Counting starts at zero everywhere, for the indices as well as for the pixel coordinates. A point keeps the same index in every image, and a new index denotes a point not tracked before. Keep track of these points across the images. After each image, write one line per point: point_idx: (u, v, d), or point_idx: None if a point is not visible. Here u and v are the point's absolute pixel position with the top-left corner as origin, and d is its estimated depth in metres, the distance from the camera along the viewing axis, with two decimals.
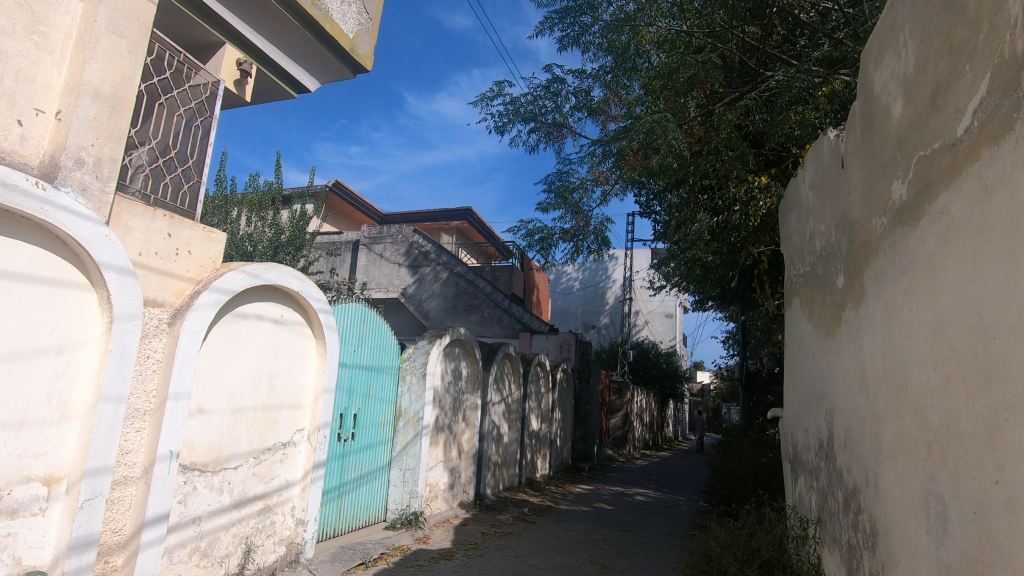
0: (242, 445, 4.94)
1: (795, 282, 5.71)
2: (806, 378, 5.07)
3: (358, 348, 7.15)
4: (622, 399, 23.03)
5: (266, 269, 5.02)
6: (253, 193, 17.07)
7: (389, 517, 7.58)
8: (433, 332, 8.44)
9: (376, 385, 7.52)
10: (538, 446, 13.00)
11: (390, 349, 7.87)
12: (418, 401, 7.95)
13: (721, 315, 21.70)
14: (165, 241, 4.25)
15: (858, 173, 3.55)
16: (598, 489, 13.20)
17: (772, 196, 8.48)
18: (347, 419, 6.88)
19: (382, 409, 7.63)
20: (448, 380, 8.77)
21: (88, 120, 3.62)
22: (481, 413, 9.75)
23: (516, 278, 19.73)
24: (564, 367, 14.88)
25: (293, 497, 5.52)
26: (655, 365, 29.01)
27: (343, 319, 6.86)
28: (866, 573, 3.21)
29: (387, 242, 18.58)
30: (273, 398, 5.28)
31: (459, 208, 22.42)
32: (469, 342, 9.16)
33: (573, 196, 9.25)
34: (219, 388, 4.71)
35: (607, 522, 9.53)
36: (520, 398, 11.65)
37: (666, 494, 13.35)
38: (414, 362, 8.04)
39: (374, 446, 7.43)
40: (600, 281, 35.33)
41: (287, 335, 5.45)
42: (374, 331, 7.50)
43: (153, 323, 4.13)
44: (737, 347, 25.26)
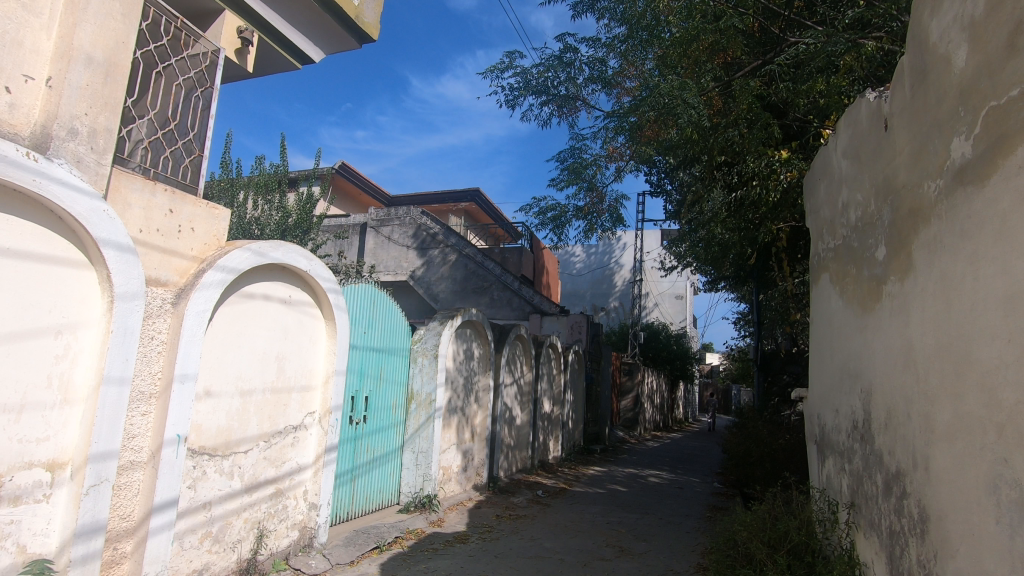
0: (252, 429, 4.80)
1: (823, 257, 5.46)
2: (837, 357, 4.85)
3: (368, 329, 6.99)
4: (633, 381, 22.92)
5: (272, 247, 4.84)
6: (260, 176, 16.90)
7: (403, 500, 7.49)
8: (445, 313, 8.26)
9: (388, 368, 7.38)
10: (550, 428, 12.89)
11: (401, 331, 7.72)
12: (430, 383, 7.81)
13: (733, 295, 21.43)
14: (166, 217, 4.06)
15: (904, 135, 3.30)
16: (611, 470, 13.10)
17: (794, 169, 8.23)
18: (359, 402, 6.75)
19: (394, 391, 7.51)
20: (460, 362, 8.63)
21: (81, 88, 3.41)
22: (494, 396, 9.61)
23: (525, 259, 19.50)
24: (576, 349, 14.71)
25: (306, 481, 5.41)
26: (665, 347, 28.85)
27: (353, 300, 6.70)
28: (913, 561, 3.01)
29: (395, 225, 18.38)
30: (282, 380, 5.14)
31: (466, 189, 22.16)
32: (481, 324, 8.99)
33: (587, 172, 8.98)
34: (227, 370, 4.56)
35: (621, 504, 9.41)
36: (532, 380, 11.51)
37: (680, 476, 13.25)
38: (425, 344, 7.90)
39: (386, 429, 7.31)
40: (609, 264, 35.07)
41: (296, 316, 5.29)
42: (385, 313, 7.34)
43: (157, 302, 3.97)
44: (749, 328, 25.01)
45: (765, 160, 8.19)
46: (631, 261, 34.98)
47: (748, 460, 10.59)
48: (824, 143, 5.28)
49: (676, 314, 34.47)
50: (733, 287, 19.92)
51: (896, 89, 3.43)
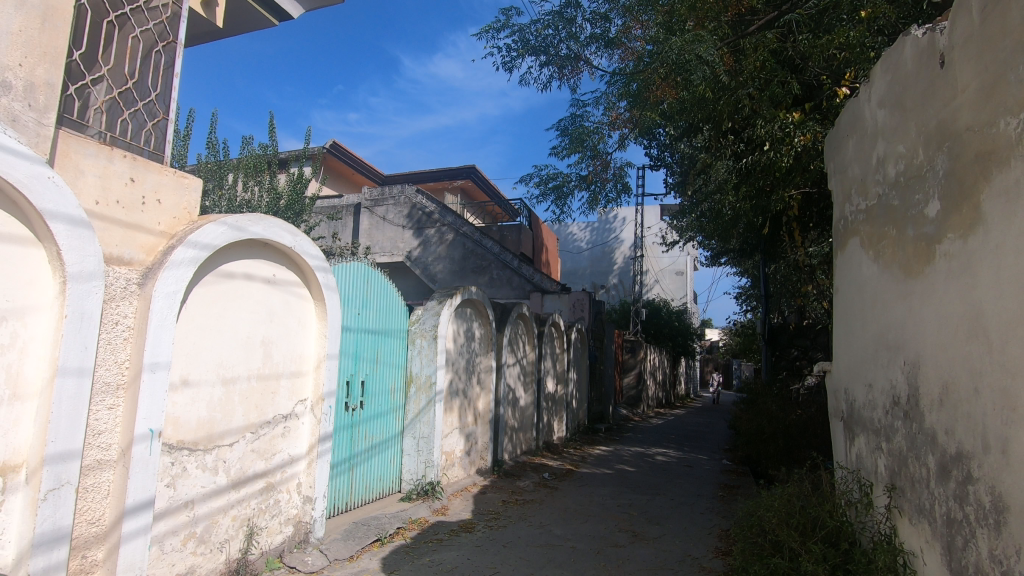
0: (237, 420, 4.42)
1: (852, 220, 5.05)
2: (871, 327, 4.47)
3: (362, 311, 6.58)
4: (635, 358, 22.69)
5: (251, 221, 4.39)
6: (248, 157, 16.35)
7: (405, 488, 7.18)
8: (443, 292, 7.85)
9: (384, 350, 6.99)
10: (554, 408, 12.60)
11: (397, 311, 7.32)
12: (429, 365, 7.42)
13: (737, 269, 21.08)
14: (127, 188, 3.61)
15: (969, 70, 2.90)
16: (618, 450, 12.86)
17: (807, 131, 7.74)
18: (355, 386, 6.37)
19: (392, 375, 7.14)
20: (461, 343, 8.25)
21: (12, 35, 2.95)
22: (496, 377, 9.26)
23: (524, 237, 19.05)
24: (579, 327, 14.37)
25: (299, 473, 5.05)
26: (666, 323, 28.62)
27: (344, 279, 6.28)
28: (983, 554, 2.66)
29: (390, 204, 17.87)
30: (269, 366, 4.74)
31: (462, 167, 21.59)
32: (482, 302, 8.59)
33: (590, 140, 8.49)
34: (207, 357, 4.15)
35: (631, 485, 9.14)
36: (535, 359, 11.17)
37: (688, 453, 13.02)
38: (423, 325, 7.50)
39: (384, 415, 6.95)
40: (608, 241, 34.65)
41: (282, 296, 4.87)
42: (379, 293, 6.93)
43: (120, 283, 3.54)
44: (753, 301, 24.73)
45: (777, 124, 7.96)
46: (630, 238, 34.57)
47: (760, 436, 10.31)
48: (855, 94, 4.81)
49: (677, 290, 34.19)
50: (737, 261, 19.56)
51: (957, 17, 3.03)
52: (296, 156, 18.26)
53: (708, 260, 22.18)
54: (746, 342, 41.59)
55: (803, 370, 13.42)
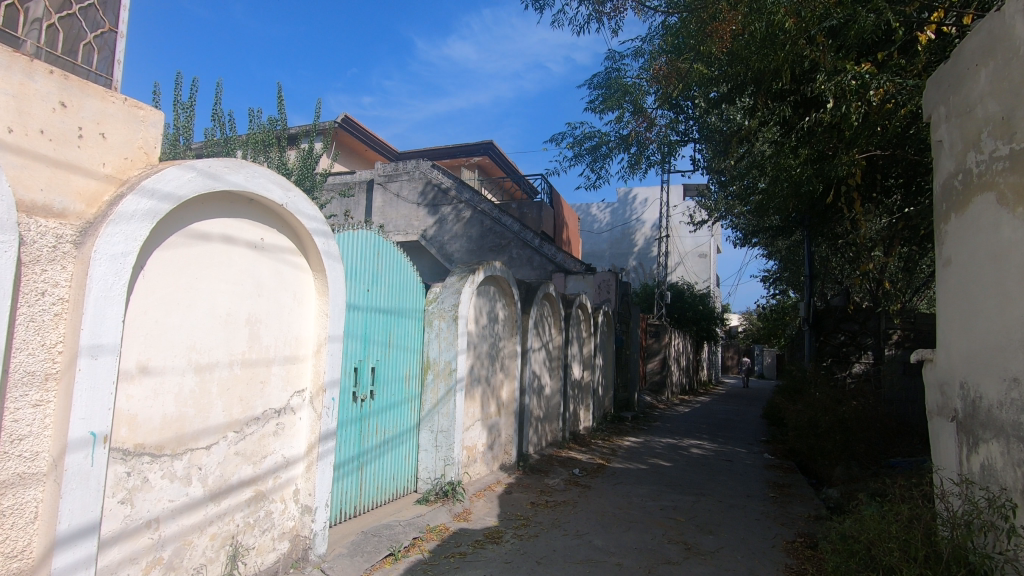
0: (216, 416, 3.57)
1: (979, 171, 4.06)
2: (1019, 303, 3.51)
3: (371, 287, 5.71)
4: (659, 342, 21.78)
5: (231, 168, 3.50)
6: (257, 132, 15.54)
7: (422, 488, 6.37)
8: (464, 267, 6.96)
9: (397, 332, 6.12)
10: (581, 396, 11.72)
11: (411, 288, 6.43)
12: (449, 350, 6.55)
13: (769, 249, 19.98)
14: (55, 114, 2.72)
15: None
16: (649, 440, 12.00)
17: (883, 84, 7.28)
18: (364, 373, 5.53)
19: (406, 361, 6.29)
20: (484, 325, 7.36)
21: None
22: (522, 363, 8.37)
23: (546, 214, 18.07)
24: (606, 309, 13.43)
25: (296, 479, 4.22)
26: (691, 307, 27.57)
27: (350, 249, 5.41)
28: None
29: (404, 180, 16.95)
30: (257, 350, 3.88)
31: (479, 142, 20.64)
32: (506, 280, 7.68)
33: (634, 93, 7.52)
34: (174, 338, 3.29)
35: (670, 482, 8.26)
36: (562, 343, 10.27)
37: (724, 445, 12.13)
38: (442, 304, 6.62)
39: (398, 406, 6.11)
40: (629, 223, 33.56)
41: (272, 265, 3.98)
42: (391, 266, 6.05)
43: (47, 242, 2.68)
44: (783, 284, 23.60)
45: (843, 78, 7.51)
46: (652, 219, 33.44)
47: (813, 429, 9.37)
48: (996, 9, 3.80)
49: (700, 274, 33.06)
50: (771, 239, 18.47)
51: None
52: (307, 130, 17.40)
53: (738, 240, 21.07)
54: (771, 326, 40.38)
55: (850, 357, 12.55)
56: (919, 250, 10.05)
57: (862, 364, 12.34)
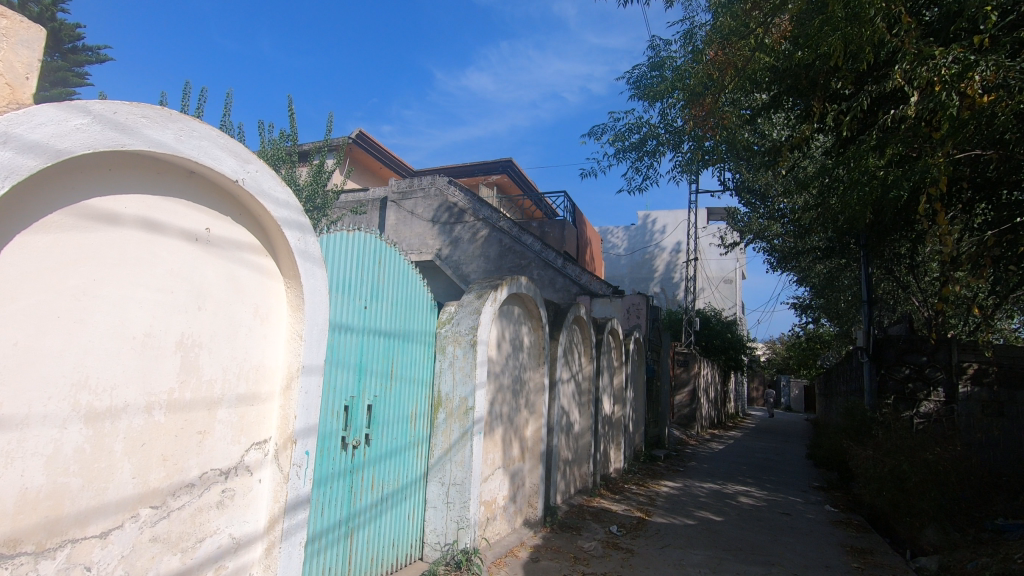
0: (122, 487, 2.40)
1: None
2: None
3: (370, 304, 4.58)
4: (688, 372, 20.31)
5: (153, 120, 2.41)
6: (268, 148, 14.78)
7: (429, 556, 5.11)
8: (484, 283, 5.81)
9: (401, 361, 4.96)
10: (611, 434, 10.40)
11: (419, 307, 5.29)
12: (465, 383, 5.35)
13: (808, 273, 18.62)
14: None
15: None
16: (688, 485, 10.59)
17: (990, 68, 6.09)
18: (357, 413, 4.37)
19: (413, 396, 5.12)
20: (506, 352, 6.16)
21: None
22: (550, 398, 7.11)
23: (568, 234, 16.98)
24: (637, 335, 12.17)
25: (251, 567, 3.01)
26: (718, 335, 26.03)
27: (344, 254, 4.29)
28: None
29: (419, 197, 15.98)
30: (194, 386, 2.72)
31: (498, 159, 19.80)
32: (533, 299, 6.50)
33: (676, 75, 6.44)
34: (47, 371, 2.14)
35: (728, 545, 6.86)
36: (593, 374, 9.02)
37: (775, 492, 10.67)
38: (458, 326, 5.46)
39: (401, 453, 4.92)
40: (649, 246, 32.35)
41: (222, 267, 2.85)
42: (394, 280, 4.93)
43: None
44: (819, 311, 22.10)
45: (920, 68, 6.52)
46: (674, 243, 32.17)
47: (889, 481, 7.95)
48: None
49: (725, 300, 31.58)
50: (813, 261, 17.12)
51: None
52: (319, 146, 16.63)
53: (771, 265, 19.72)
54: (800, 354, 38.48)
55: (917, 395, 10.89)
56: (1003, 275, 8.66)
57: (931, 403, 10.57)
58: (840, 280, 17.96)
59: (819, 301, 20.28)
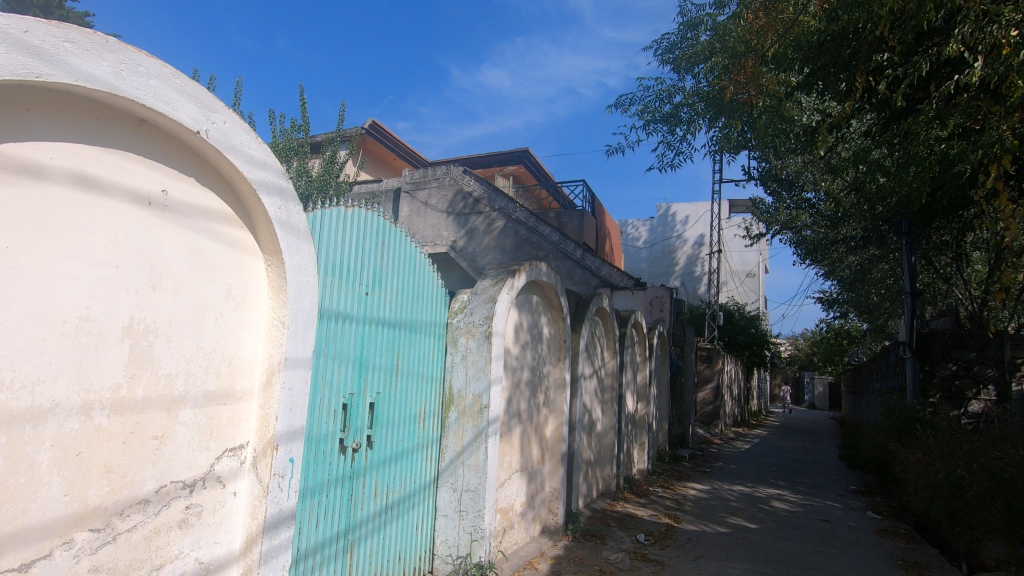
0: (48, 508, 1.92)
1: None
2: None
3: (372, 290, 4.10)
4: (712, 368, 19.61)
5: (81, 48, 1.93)
6: (279, 139, 14.37)
7: (439, 569, 4.63)
8: (500, 269, 5.29)
9: (407, 354, 4.47)
10: (634, 433, 9.82)
11: (428, 295, 4.79)
12: (478, 379, 4.83)
13: (839, 264, 17.78)
14: None
15: None
16: (716, 488, 9.98)
17: None
18: (358, 413, 3.89)
19: (421, 393, 4.62)
20: (524, 344, 5.64)
21: None
22: (571, 395, 6.56)
23: (587, 225, 16.38)
24: (661, 329, 11.56)
25: None
26: (742, 330, 25.20)
27: (342, 234, 3.81)
28: None
29: (433, 187, 15.49)
30: (147, 382, 2.23)
31: (515, 149, 19.24)
32: (553, 288, 5.96)
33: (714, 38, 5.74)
34: None
35: (766, 556, 6.27)
36: (616, 369, 8.45)
37: (810, 496, 10.01)
38: (471, 316, 4.95)
39: (408, 456, 4.44)
40: (669, 239, 31.52)
41: (182, 238, 2.36)
42: (400, 264, 4.43)
43: None
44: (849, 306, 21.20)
45: (988, 29, 5.81)
46: (696, 236, 31.30)
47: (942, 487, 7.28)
48: None
49: (748, 294, 30.66)
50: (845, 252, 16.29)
51: None
52: (332, 137, 16.19)
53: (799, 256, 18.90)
54: (826, 350, 37.31)
55: (964, 394, 10.21)
56: None
57: (981, 403, 10.03)
58: (874, 272, 16.93)
59: (849, 295, 19.28)
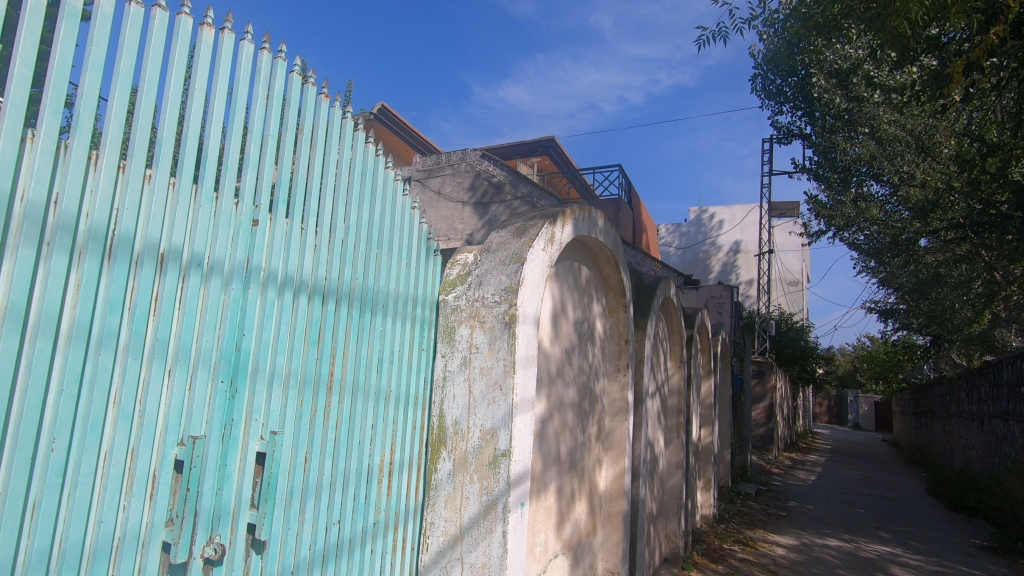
0: None
1: None
2: None
3: (269, 216, 1.99)
4: (764, 386, 17.15)
5: None
6: None
7: None
8: (528, 213, 3.10)
9: (352, 352, 2.33)
10: (699, 468, 7.55)
11: (399, 249, 2.66)
12: (487, 402, 2.60)
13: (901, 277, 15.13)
14: None
15: None
16: (807, 542, 7.60)
17: None
18: (216, 475, 1.76)
19: (383, 428, 2.48)
20: (568, 342, 3.45)
21: None
22: (635, 423, 4.34)
23: (624, 217, 14.20)
24: (723, 336, 9.23)
25: None
26: (791, 342, 22.62)
27: (177, 79, 1.70)
28: None
29: (447, 173, 13.35)
30: None
31: (540, 137, 17.21)
32: (610, 252, 3.76)
33: None
34: None
35: None
36: (683, 384, 6.19)
37: (934, 558, 7.55)
38: (477, 290, 2.77)
39: (353, 551, 2.30)
40: (702, 245, 29.12)
41: None
42: (339, 178, 2.31)
43: None
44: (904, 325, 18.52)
45: None
46: (731, 241, 28.81)
47: None
48: None
49: (793, 304, 27.99)
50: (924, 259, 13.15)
51: None
52: None
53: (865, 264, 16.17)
54: (879, 366, 34.18)
55: None
56: None
57: None
58: (932, 292, 13.64)
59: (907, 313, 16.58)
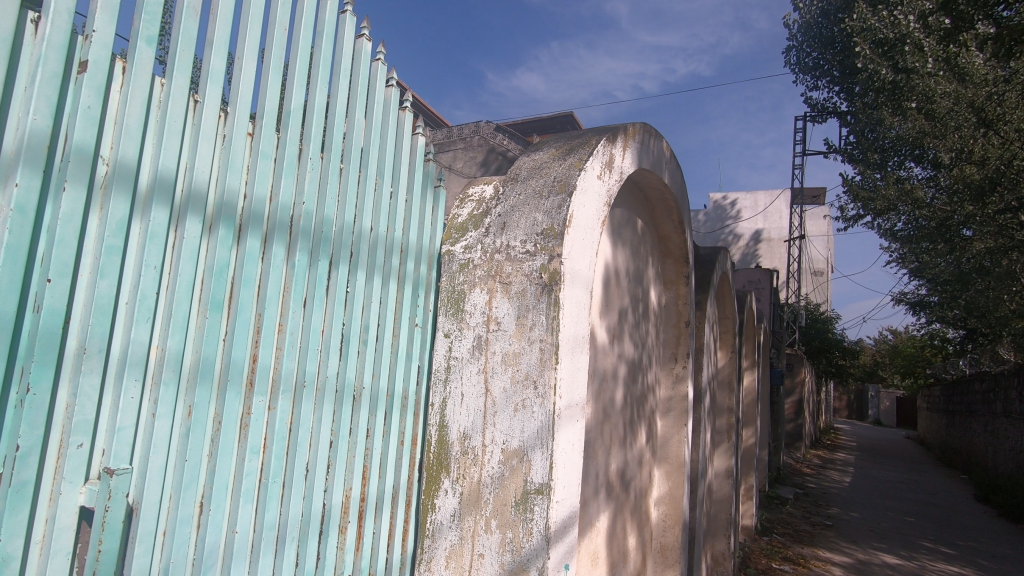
0: None
1: None
2: None
3: (110, 62, 1.05)
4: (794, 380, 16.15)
5: None
6: None
7: None
8: (570, 133, 2.17)
9: (287, 322, 1.37)
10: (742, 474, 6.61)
11: (379, 166, 1.70)
12: (513, 408, 1.67)
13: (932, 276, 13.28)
14: None
15: None
16: (864, 560, 6.65)
17: None
18: None
19: (347, 448, 1.56)
20: (620, 319, 2.53)
21: None
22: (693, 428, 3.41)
23: None
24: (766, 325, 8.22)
25: None
26: (818, 335, 21.47)
27: None
28: None
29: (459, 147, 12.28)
30: None
31: (558, 112, 16.16)
32: (678, 202, 2.82)
33: None
34: None
35: None
36: (732, 378, 5.22)
37: None
38: (497, 238, 1.83)
39: None
40: (724, 233, 27.86)
41: None
42: (274, 30, 1.35)
43: None
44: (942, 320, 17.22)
45: None
46: (753, 229, 27.52)
47: None
48: None
49: (819, 296, 26.70)
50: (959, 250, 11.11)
51: None
52: None
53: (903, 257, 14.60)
54: (907, 360, 32.75)
55: None
56: None
57: None
58: (974, 283, 11.76)
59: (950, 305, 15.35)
